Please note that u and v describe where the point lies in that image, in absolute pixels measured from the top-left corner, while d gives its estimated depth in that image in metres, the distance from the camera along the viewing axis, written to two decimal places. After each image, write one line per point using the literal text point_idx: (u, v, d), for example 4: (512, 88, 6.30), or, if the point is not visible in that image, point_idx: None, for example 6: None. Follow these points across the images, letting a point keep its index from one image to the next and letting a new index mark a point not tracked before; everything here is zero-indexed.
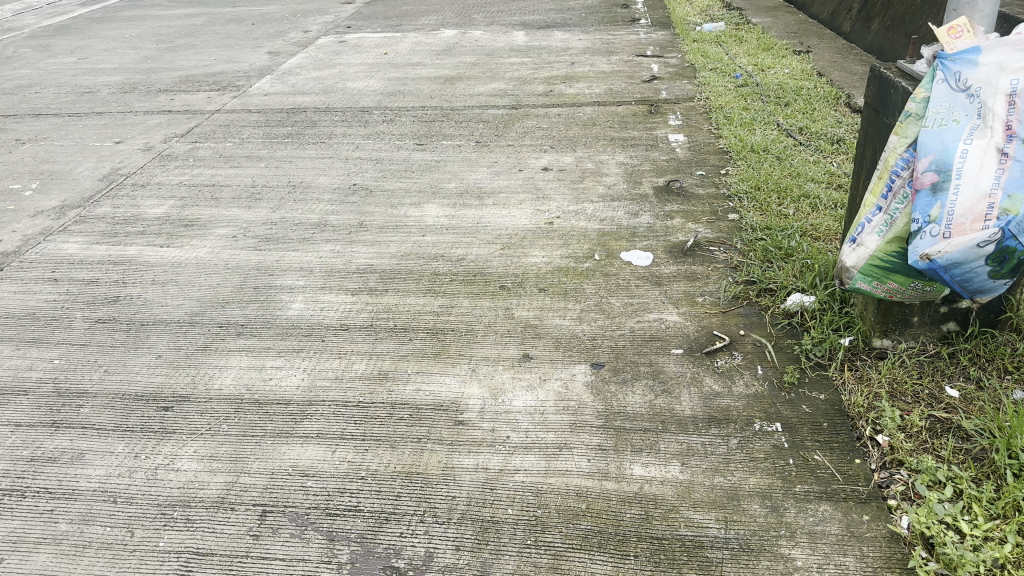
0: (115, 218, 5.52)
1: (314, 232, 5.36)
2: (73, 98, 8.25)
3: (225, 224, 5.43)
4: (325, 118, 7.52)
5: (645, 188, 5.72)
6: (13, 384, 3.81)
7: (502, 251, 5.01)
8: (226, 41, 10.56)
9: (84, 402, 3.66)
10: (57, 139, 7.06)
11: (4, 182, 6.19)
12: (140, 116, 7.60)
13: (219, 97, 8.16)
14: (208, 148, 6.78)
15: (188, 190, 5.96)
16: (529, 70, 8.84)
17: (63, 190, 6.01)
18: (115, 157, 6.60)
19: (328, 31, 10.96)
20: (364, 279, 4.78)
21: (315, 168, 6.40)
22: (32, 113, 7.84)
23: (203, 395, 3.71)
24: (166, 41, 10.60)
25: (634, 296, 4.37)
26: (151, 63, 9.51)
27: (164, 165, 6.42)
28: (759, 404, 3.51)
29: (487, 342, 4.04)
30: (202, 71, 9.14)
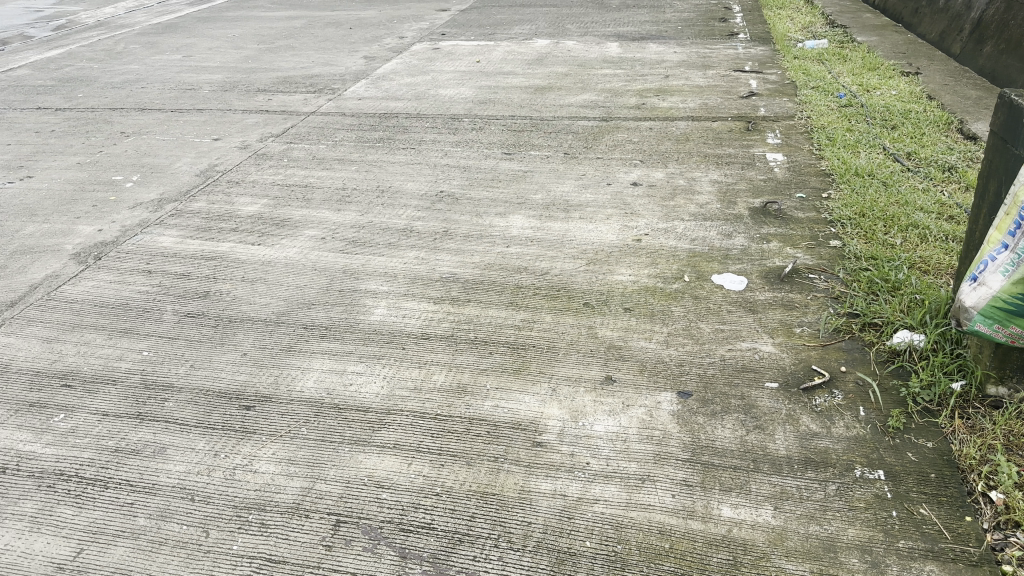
0: (209, 214, 5.63)
1: (399, 237, 5.35)
2: (177, 94, 8.52)
3: (314, 225, 5.47)
4: (416, 124, 7.55)
5: (740, 209, 5.50)
6: (102, 373, 3.88)
7: (587, 266, 4.87)
8: (324, 44, 10.77)
9: (169, 396, 3.70)
10: (160, 134, 7.28)
11: (108, 172, 6.41)
12: (239, 115, 7.78)
13: (315, 99, 8.30)
14: (302, 149, 6.87)
15: (280, 189, 6.04)
16: (622, 82, 8.69)
17: (162, 183, 6.17)
18: (213, 154, 6.76)
19: (423, 38, 11.05)
20: (447, 287, 4.72)
21: (404, 173, 6.41)
22: (139, 107, 8.12)
23: (284, 396, 3.70)
24: (266, 43, 10.87)
25: (726, 322, 4.17)
26: (252, 63, 9.76)
27: (259, 163, 6.54)
28: (860, 449, 3.29)
29: (569, 360, 3.86)
30: (300, 73, 9.32)
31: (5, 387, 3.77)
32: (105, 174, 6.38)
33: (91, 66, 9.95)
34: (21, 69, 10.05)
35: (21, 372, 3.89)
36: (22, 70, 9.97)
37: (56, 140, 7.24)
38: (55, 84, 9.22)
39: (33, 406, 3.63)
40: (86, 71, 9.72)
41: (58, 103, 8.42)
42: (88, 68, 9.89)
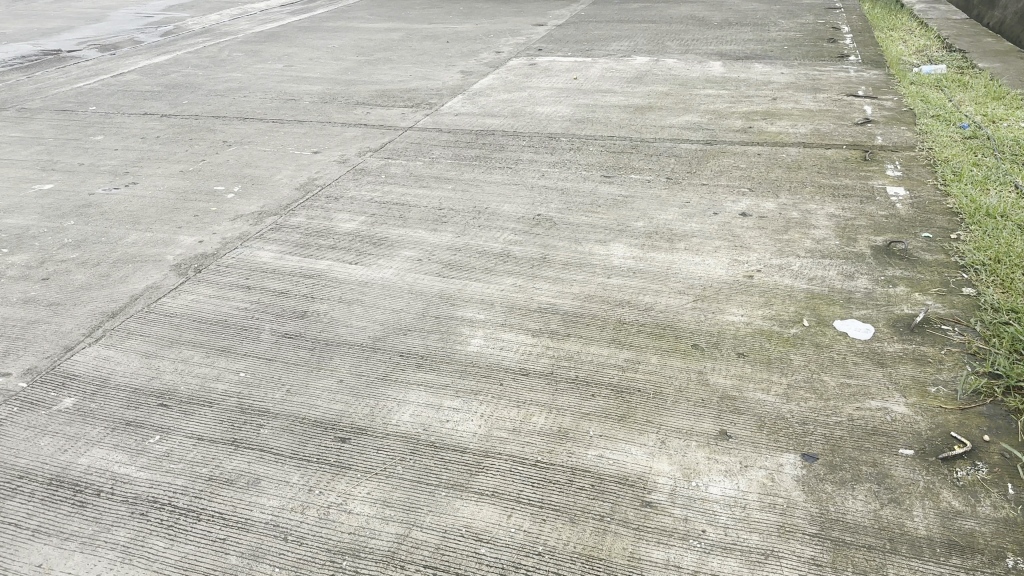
0: (308, 230, 5.58)
1: (496, 262, 5.13)
2: (278, 104, 8.61)
3: (411, 246, 5.35)
4: (513, 141, 7.38)
5: (860, 247, 5.13)
6: (199, 394, 3.82)
7: (696, 303, 4.49)
8: (421, 57, 10.76)
9: (265, 423, 3.60)
10: (261, 144, 7.33)
11: (210, 182, 6.46)
12: (337, 127, 7.79)
13: (412, 114, 8.25)
14: (399, 165, 6.80)
15: (378, 207, 5.96)
16: (727, 104, 8.36)
17: (262, 195, 6.17)
18: (312, 167, 6.75)
19: (520, 53, 10.94)
20: (546, 320, 4.36)
21: (501, 194, 6.24)
22: (241, 116, 8.22)
23: (380, 430, 3.53)
24: (365, 54, 10.93)
25: (851, 376, 3.84)
26: (351, 75, 9.82)
27: (357, 179, 6.49)
28: (1012, 534, 2.93)
29: (679, 411, 3.57)
30: (398, 86, 9.31)
31: (104, 403, 3.75)
32: (207, 184, 6.43)
33: (197, 73, 10.19)
34: (132, 74, 10.36)
35: (120, 388, 3.87)
36: (133, 75, 10.27)
37: (161, 147, 7.37)
38: (162, 90, 9.45)
39: (130, 425, 3.59)
40: (192, 78, 9.95)
41: (165, 109, 8.61)
42: (194, 74, 10.12)
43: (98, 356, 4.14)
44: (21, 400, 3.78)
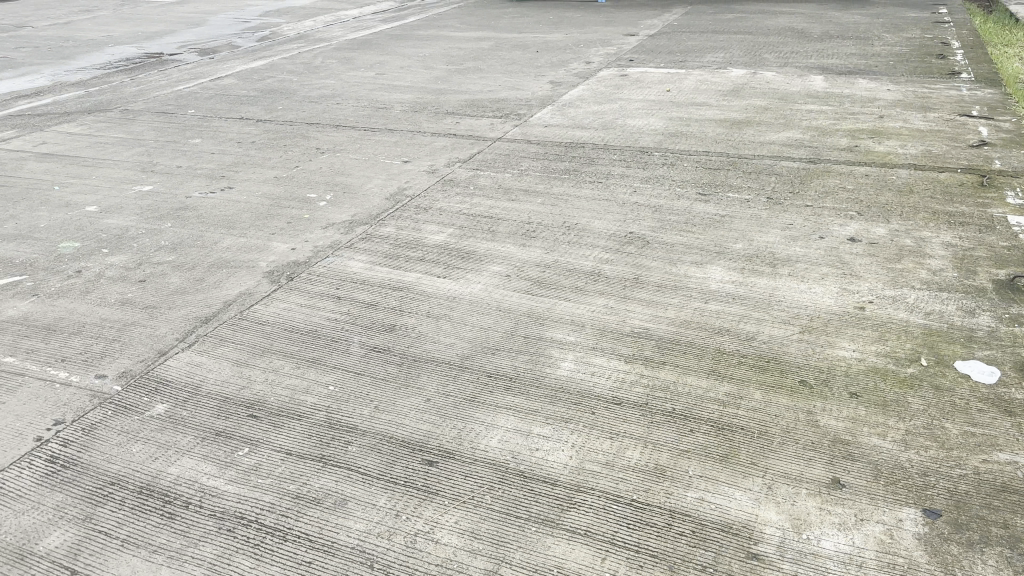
0: (397, 240, 5.54)
1: (586, 280, 4.88)
2: (370, 112, 8.66)
3: (499, 261, 5.21)
4: (604, 154, 7.20)
5: (981, 281, 4.77)
6: (288, 406, 3.77)
7: (803, 334, 4.24)
8: (511, 67, 10.70)
9: (352, 440, 3.52)
10: (352, 152, 7.37)
11: (303, 189, 6.51)
12: (427, 137, 7.77)
13: (501, 124, 8.17)
14: (488, 177, 6.71)
15: (466, 219, 5.88)
16: (829, 121, 8.00)
17: (353, 204, 6.17)
18: (401, 177, 6.73)
19: (611, 63, 10.76)
20: (639, 346, 4.14)
21: (591, 209, 6.00)
22: (333, 123, 8.30)
23: (468, 454, 3.40)
24: (455, 63, 10.94)
25: (976, 424, 3.53)
26: (441, 84, 9.82)
27: (446, 190, 6.43)
28: None
29: (785, 454, 3.35)
30: (487, 96, 9.26)
31: (195, 411, 3.75)
32: (299, 191, 6.48)
33: (291, 79, 10.37)
34: (229, 78, 10.62)
35: (211, 396, 3.86)
36: (231, 80, 10.52)
37: (256, 152, 7.49)
38: (257, 95, 9.64)
39: (220, 435, 3.57)
40: (286, 84, 10.12)
41: (260, 114, 8.76)
42: (289, 80, 10.31)
43: (190, 362, 4.15)
44: (116, 404, 3.81)
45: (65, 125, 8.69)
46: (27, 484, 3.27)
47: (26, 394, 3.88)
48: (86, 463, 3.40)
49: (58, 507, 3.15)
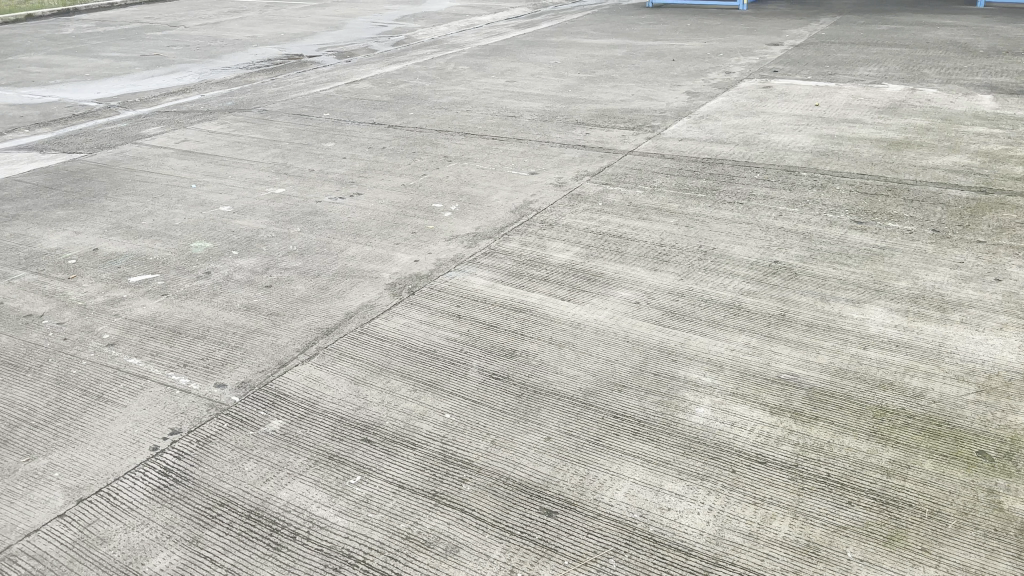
0: (520, 257, 5.29)
1: (725, 313, 4.44)
2: (499, 120, 8.49)
3: (628, 285, 4.81)
4: (745, 173, 6.72)
5: None
6: (402, 432, 3.55)
7: (980, 395, 3.70)
8: (646, 75, 10.31)
9: (468, 477, 3.26)
10: (480, 161, 7.20)
11: (428, 198, 6.38)
12: (556, 148, 7.52)
13: (634, 137, 7.82)
14: (618, 193, 6.36)
15: (594, 238, 5.52)
16: (1002, 145, 7.20)
17: (478, 216, 5.98)
18: (528, 189, 6.50)
19: (752, 74, 10.19)
20: (787, 395, 3.73)
21: (729, 233, 5.52)
22: (462, 130, 8.18)
23: (591, 507, 3.07)
24: (587, 71, 10.66)
25: None
26: (572, 93, 9.56)
27: (574, 205, 6.13)
28: None
29: (964, 542, 2.87)
30: (620, 106, 8.92)
31: (310, 431, 3.60)
32: (425, 200, 6.35)
33: (423, 84, 10.37)
34: (364, 82, 10.73)
35: (326, 415, 3.71)
36: (365, 83, 10.64)
37: (385, 158, 7.45)
38: (389, 99, 9.67)
39: (332, 460, 3.41)
40: (418, 89, 10.12)
41: (391, 120, 8.76)
42: (421, 85, 10.32)
43: (308, 376, 4.03)
44: (233, 416, 3.72)
45: (208, 123, 8.97)
46: (140, 497, 3.21)
47: (148, 399, 3.86)
48: (198, 479, 3.31)
49: (167, 525, 3.06)
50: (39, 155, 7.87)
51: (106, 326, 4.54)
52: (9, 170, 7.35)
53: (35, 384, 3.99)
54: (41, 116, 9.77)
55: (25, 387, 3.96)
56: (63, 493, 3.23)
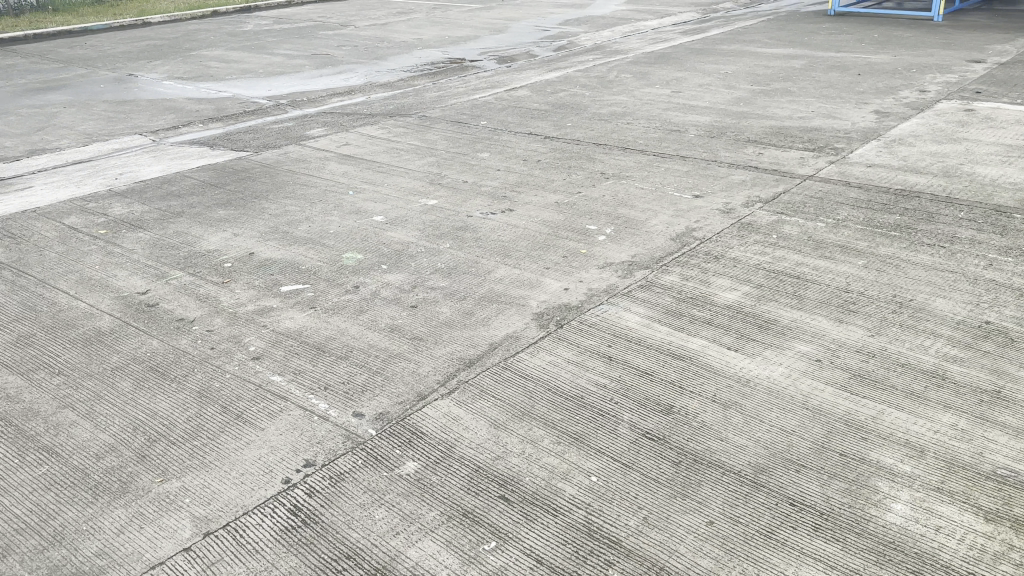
0: (681, 292, 4.80)
1: (926, 384, 3.82)
2: (662, 134, 8.01)
3: (807, 338, 4.24)
4: (945, 210, 5.91)
5: None
6: (544, 494, 3.19)
7: None
8: (827, 91, 9.50)
9: (616, 560, 2.86)
10: (640, 180, 6.76)
11: (584, 219, 6.02)
12: (724, 168, 6.96)
13: (813, 160, 7.12)
14: (795, 224, 5.74)
15: (767, 277, 4.94)
16: None
17: (635, 242, 5.55)
18: (693, 214, 6.00)
19: (951, 94, 9.17)
20: (1006, 498, 3.10)
21: (928, 282, 4.82)
22: (623, 145, 7.76)
23: None
24: (760, 83, 9.95)
25: None
26: (743, 106, 8.92)
27: (743, 236, 5.58)
28: None
29: None
30: (797, 124, 8.21)
31: (445, 479, 3.31)
32: (580, 221, 5.99)
33: (584, 93, 10.02)
34: (523, 89, 10.52)
35: (463, 462, 3.39)
36: (524, 90, 10.42)
37: (541, 172, 7.16)
38: (548, 108, 9.38)
39: (467, 517, 3.09)
40: (579, 98, 9.78)
41: (549, 130, 8.47)
42: (581, 94, 9.97)
43: (446, 413, 3.73)
44: (367, 452, 3.49)
45: (368, 127, 9.02)
46: (267, 538, 3.03)
47: (284, 423, 3.72)
48: (327, 523, 3.09)
49: None
50: (209, 151, 8.15)
51: (253, 338, 4.49)
52: (181, 165, 7.63)
53: (178, 396, 3.96)
54: (215, 112, 10.19)
55: (169, 399, 3.93)
56: (191, 523, 3.11)
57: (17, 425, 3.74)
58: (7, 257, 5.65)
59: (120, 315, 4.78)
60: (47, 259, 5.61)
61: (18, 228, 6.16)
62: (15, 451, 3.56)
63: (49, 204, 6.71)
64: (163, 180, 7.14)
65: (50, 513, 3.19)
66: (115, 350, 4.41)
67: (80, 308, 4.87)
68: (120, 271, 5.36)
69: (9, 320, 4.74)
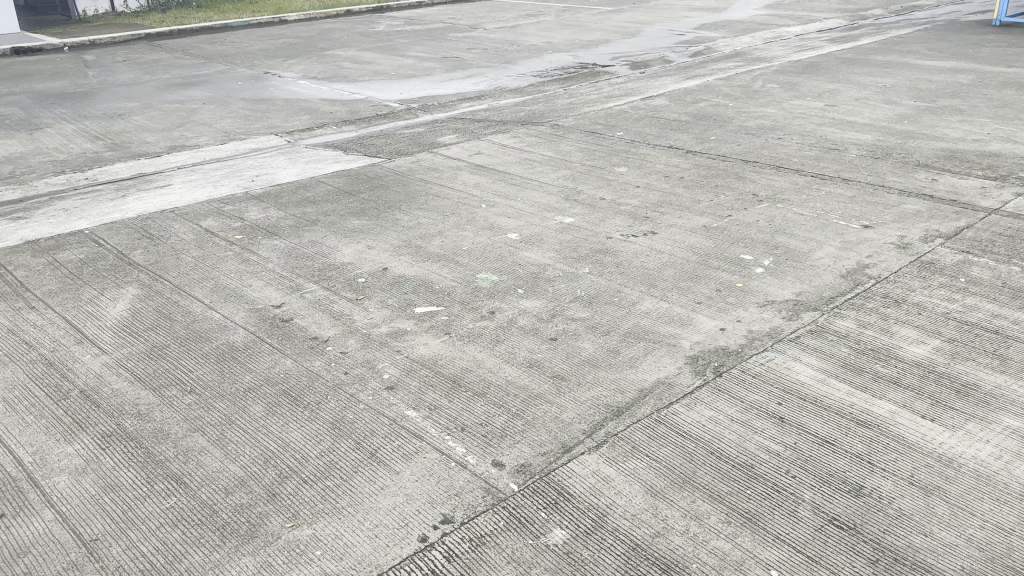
0: (858, 341, 4.29)
1: None
2: (819, 154, 7.42)
3: (1016, 410, 3.66)
4: None
5: None
6: None
7: None
8: (1003, 110, 8.60)
9: None
10: (798, 205, 6.22)
11: (738, 247, 5.52)
12: (893, 195, 6.30)
13: (997, 189, 6.36)
14: (985, 266, 5.06)
15: (959, 330, 4.35)
16: None
17: (799, 277, 5.03)
18: (862, 247, 5.41)
19: None
20: None
21: None
22: (775, 163, 7.23)
23: None
24: (925, 100, 9.13)
25: None
26: (908, 125, 8.18)
27: (925, 277, 4.96)
28: None
29: None
30: (973, 147, 7.41)
31: (600, 556, 2.91)
32: (733, 248, 5.50)
33: (726, 105, 9.47)
34: (661, 97, 10.05)
35: (618, 538, 2.99)
36: (662, 99, 9.95)
37: (686, 190, 6.69)
38: (689, 120, 8.89)
39: None
40: (722, 111, 9.25)
41: (692, 144, 7.98)
42: (724, 107, 9.43)
43: (596, 473, 3.32)
44: (510, 512, 3.14)
45: (500, 135, 8.78)
46: None
47: (421, 468, 3.42)
48: None
49: None
50: (343, 157, 8.11)
51: (387, 365, 4.24)
52: (315, 170, 7.59)
53: (311, 427, 3.73)
54: (348, 114, 10.21)
55: (301, 430, 3.71)
56: None
57: (147, 448, 3.60)
58: (145, 259, 5.65)
59: (253, 330, 4.64)
60: (183, 263, 5.57)
61: (157, 229, 6.19)
62: (144, 477, 3.41)
63: (187, 204, 6.74)
64: (297, 185, 7.09)
65: (176, 554, 2.99)
66: (247, 369, 4.24)
67: (214, 320, 4.76)
68: (253, 282, 5.26)
69: (144, 329, 4.68)
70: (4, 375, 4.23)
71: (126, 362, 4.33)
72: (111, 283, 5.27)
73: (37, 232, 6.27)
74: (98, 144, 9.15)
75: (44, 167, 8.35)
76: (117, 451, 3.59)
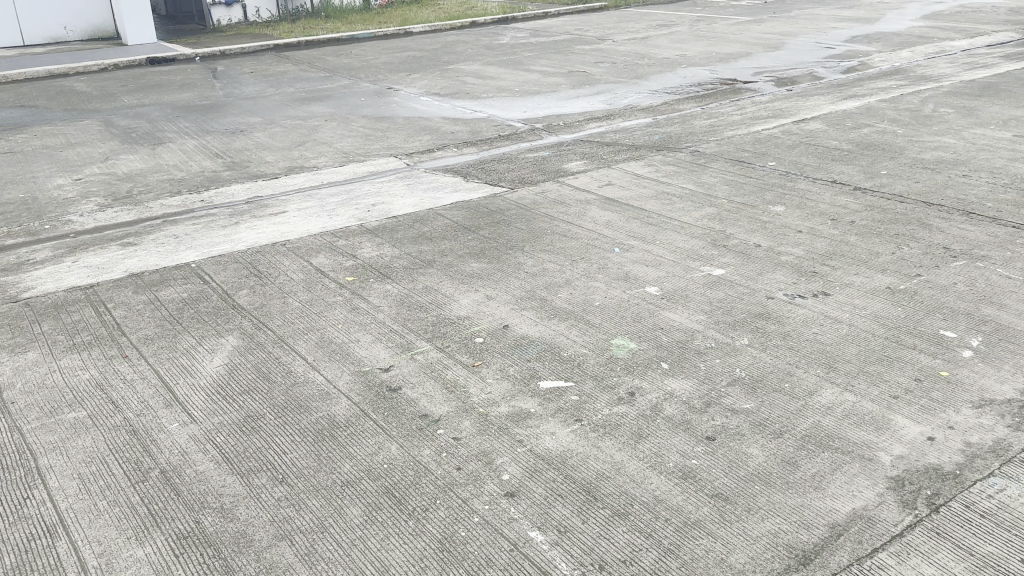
0: None
1: None
2: (1017, 198, 6.38)
3: None
4: None
5: None
6: None
7: None
8: None
9: None
10: (1002, 264, 5.25)
11: (935, 319, 4.65)
12: None
13: None
14: None
15: None
16: None
17: (1020, 367, 4.13)
18: None
19: None
20: None
21: None
22: (965, 209, 6.24)
23: None
24: None
25: None
26: None
27: None
28: None
29: None
30: None
31: None
32: (929, 321, 4.63)
33: (893, 133, 8.41)
34: (816, 121, 9.06)
35: None
36: (817, 124, 8.96)
37: (857, 240, 5.77)
38: (852, 150, 7.91)
39: None
40: (889, 140, 8.20)
41: (859, 179, 7.07)
42: (891, 135, 8.37)
43: None
44: None
45: (634, 161, 8.02)
46: None
47: None
48: None
49: None
50: (463, 187, 7.61)
51: (508, 460, 3.54)
52: (433, 202, 7.11)
53: (415, 545, 3.07)
54: (471, 136, 9.72)
55: (404, 549, 3.06)
56: None
57: (224, 561, 3.03)
58: (249, 301, 5.19)
59: (356, 401, 4.04)
60: (288, 307, 5.08)
61: (265, 265, 5.76)
62: None
63: (298, 237, 6.33)
64: (415, 220, 6.59)
65: None
66: (347, 454, 3.63)
67: (315, 383, 4.20)
68: (360, 336, 4.70)
69: (239, 392, 4.17)
70: (84, 445, 3.79)
71: (214, 436, 3.82)
72: (210, 330, 4.83)
73: (144, 264, 5.97)
74: (217, 162, 8.94)
75: (162, 186, 8.16)
76: (191, 562, 3.04)
